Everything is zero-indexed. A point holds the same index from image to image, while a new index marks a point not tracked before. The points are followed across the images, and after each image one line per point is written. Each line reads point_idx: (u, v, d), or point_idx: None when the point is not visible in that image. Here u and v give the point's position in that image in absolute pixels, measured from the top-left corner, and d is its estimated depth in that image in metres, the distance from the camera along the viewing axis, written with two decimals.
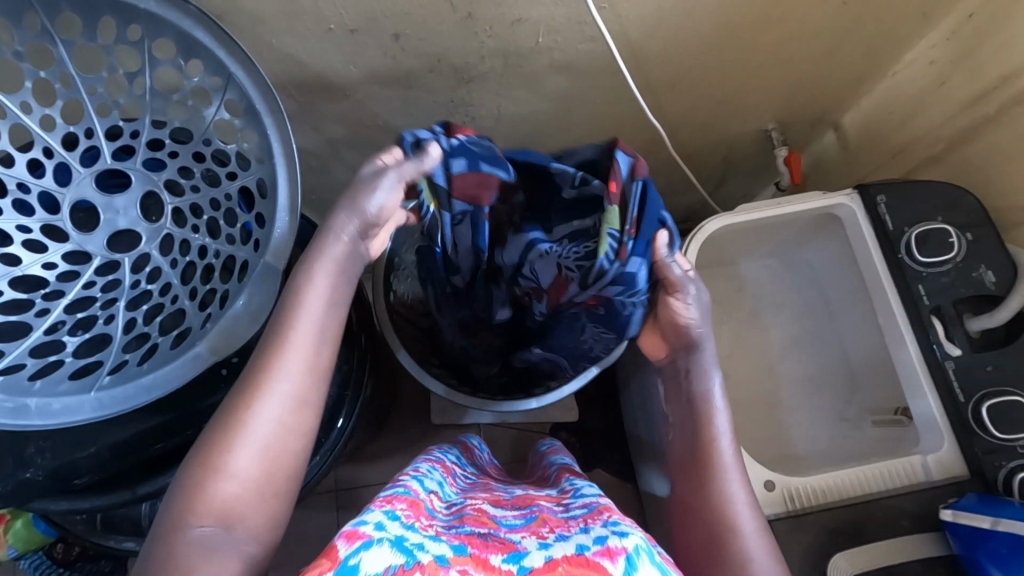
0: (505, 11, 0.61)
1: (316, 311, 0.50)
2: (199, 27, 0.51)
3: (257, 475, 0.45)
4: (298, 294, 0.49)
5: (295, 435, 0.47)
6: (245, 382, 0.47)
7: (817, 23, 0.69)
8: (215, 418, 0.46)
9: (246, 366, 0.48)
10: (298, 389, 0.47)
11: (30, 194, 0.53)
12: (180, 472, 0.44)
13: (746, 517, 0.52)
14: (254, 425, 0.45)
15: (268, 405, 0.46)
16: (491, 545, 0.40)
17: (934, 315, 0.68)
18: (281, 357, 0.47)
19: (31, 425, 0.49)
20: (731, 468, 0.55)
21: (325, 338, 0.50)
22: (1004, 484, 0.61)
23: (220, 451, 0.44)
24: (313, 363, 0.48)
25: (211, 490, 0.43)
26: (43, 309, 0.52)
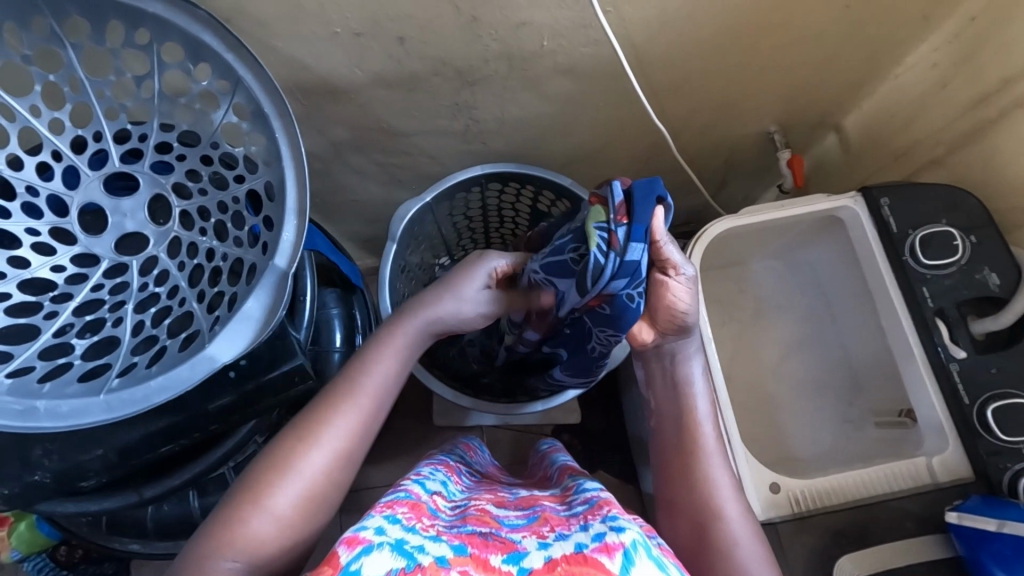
0: (510, 15, 0.61)
1: (379, 378, 0.53)
2: (207, 31, 0.51)
3: (293, 521, 0.46)
4: (368, 362, 0.54)
5: (334, 488, 0.48)
6: (300, 427, 0.49)
7: (818, 27, 0.69)
8: (264, 456, 0.48)
9: (303, 412, 0.50)
10: (349, 446, 0.49)
11: (37, 197, 0.53)
12: (219, 505, 0.45)
13: (734, 506, 0.53)
14: (303, 469, 0.47)
15: (318, 454, 0.48)
16: (491, 545, 0.40)
17: (938, 317, 0.68)
18: (340, 413, 0.50)
19: (39, 428, 0.48)
20: (713, 453, 0.57)
21: (384, 406, 0.53)
22: (1008, 487, 0.61)
23: (265, 489, 0.45)
24: (367, 426, 0.51)
25: (249, 526, 0.44)
26: (50, 312, 0.53)
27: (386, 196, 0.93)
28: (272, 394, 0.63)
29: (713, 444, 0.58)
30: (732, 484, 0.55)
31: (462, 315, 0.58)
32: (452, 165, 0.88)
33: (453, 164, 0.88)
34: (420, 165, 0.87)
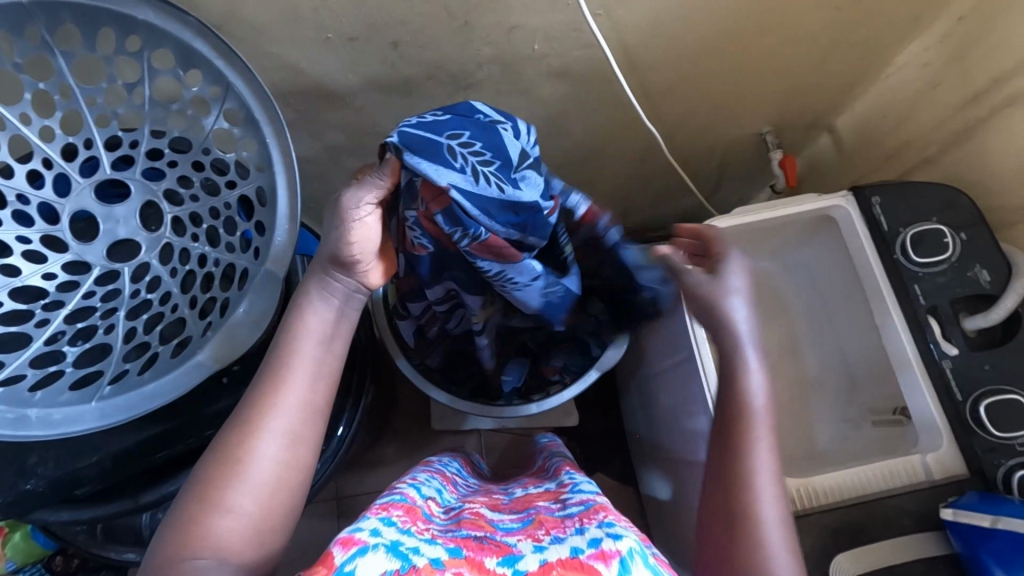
0: (502, 18, 0.61)
1: (314, 348, 0.50)
2: (198, 38, 0.51)
3: (255, 513, 0.44)
4: (297, 334, 0.50)
5: (293, 471, 0.47)
6: (240, 419, 0.47)
7: (809, 28, 0.70)
8: (210, 454, 0.46)
9: (239, 402, 0.48)
10: (297, 425, 0.48)
11: (29, 206, 0.53)
12: (173, 511, 0.44)
13: (768, 499, 0.49)
14: (252, 460, 0.45)
15: (266, 441, 0.46)
16: (486, 548, 0.40)
17: (930, 315, 0.69)
18: (279, 392, 0.48)
19: (31, 436, 0.48)
20: (762, 440, 0.51)
21: (323, 377, 0.50)
22: (1003, 483, 0.62)
23: (217, 488, 0.44)
24: (309, 400, 0.49)
25: (208, 527, 0.42)
26: (43, 320, 0.52)
27: None
28: None
29: (762, 418, 0.52)
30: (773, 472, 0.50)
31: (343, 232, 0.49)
32: None
33: None
34: None
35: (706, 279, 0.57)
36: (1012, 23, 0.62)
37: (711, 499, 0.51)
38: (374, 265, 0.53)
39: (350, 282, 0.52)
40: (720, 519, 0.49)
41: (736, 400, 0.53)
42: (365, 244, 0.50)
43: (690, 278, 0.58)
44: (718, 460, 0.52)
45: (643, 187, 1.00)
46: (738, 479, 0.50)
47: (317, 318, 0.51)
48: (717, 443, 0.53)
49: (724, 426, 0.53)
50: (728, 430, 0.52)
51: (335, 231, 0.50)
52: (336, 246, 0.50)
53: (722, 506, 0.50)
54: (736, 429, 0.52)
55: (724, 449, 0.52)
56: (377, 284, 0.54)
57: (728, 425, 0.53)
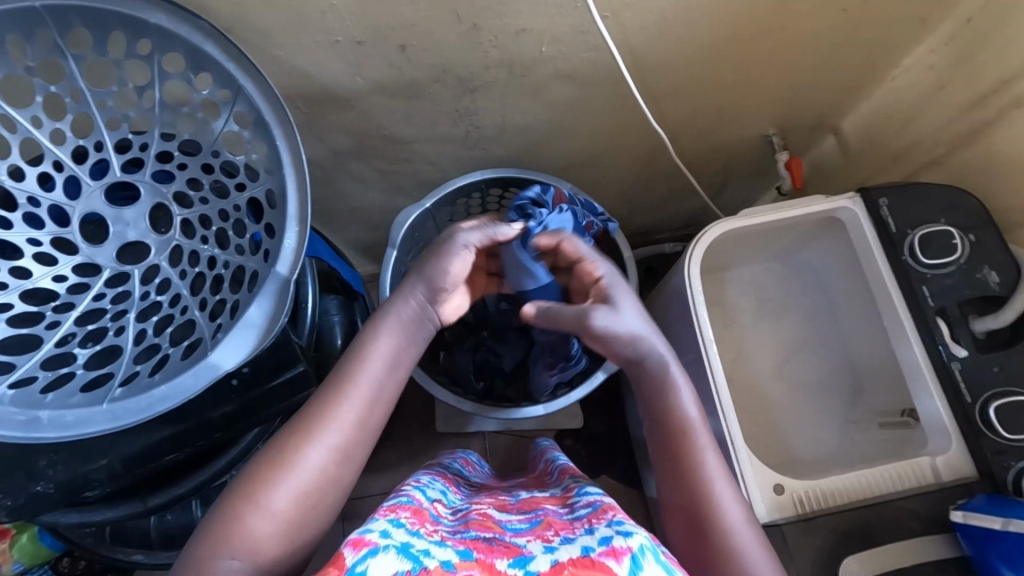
0: (510, 21, 0.61)
1: (379, 366, 0.53)
2: (209, 41, 0.51)
3: (290, 518, 0.46)
4: (363, 350, 0.53)
5: (334, 486, 0.48)
6: (296, 425, 0.49)
7: (817, 30, 0.70)
8: (260, 456, 0.48)
9: (301, 410, 0.51)
10: (346, 442, 0.49)
11: (39, 208, 0.53)
12: (215, 509, 0.46)
13: (734, 508, 0.52)
14: (302, 467, 0.47)
15: (316, 451, 0.48)
16: (496, 550, 0.40)
17: (939, 316, 0.68)
18: (340, 406, 0.50)
19: (42, 438, 0.48)
20: (709, 450, 0.55)
21: (379, 402, 0.52)
22: (1013, 486, 0.61)
23: (261, 488, 0.46)
24: (365, 420, 0.51)
25: (247, 526, 0.44)
26: (53, 321, 0.53)
27: (387, 203, 0.94)
28: (278, 401, 0.64)
29: (704, 433, 0.56)
30: (729, 477, 0.54)
31: (445, 268, 0.57)
32: (452, 172, 0.89)
33: (453, 170, 0.88)
34: (420, 172, 0.87)
35: (614, 316, 0.57)
36: (1018, 25, 0.62)
37: (672, 519, 0.53)
38: (450, 303, 0.59)
39: (433, 312, 0.58)
40: (690, 534, 0.52)
41: (672, 419, 0.56)
42: (458, 276, 0.58)
43: (601, 322, 0.57)
44: (675, 480, 0.54)
45: (647, 189, 1.01)
46: (702, 496, 0.52)
47: (388, 341, 0.55)
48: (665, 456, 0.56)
49: (672, 445, 0.56)
50: (678, 449, 0.55)
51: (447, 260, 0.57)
52: (447, 274, 0.57)
53: (688, 524, 0.52)
54: (686, 448, 0.55)
55: (678, 467, 0.54)
56: (447, 318, 0.60)
57: (673, 445, 0.55)
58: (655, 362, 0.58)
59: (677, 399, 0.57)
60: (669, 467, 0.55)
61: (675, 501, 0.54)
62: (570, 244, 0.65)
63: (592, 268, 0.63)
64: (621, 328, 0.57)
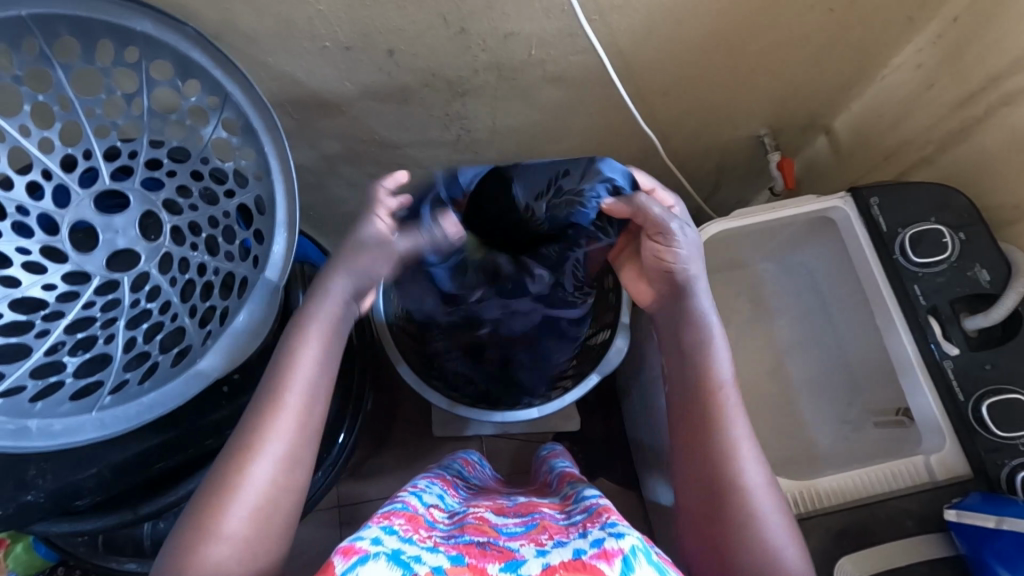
0: (498, 25, 0.61)
1: (310, 369, 0.52)
2: (196, 48, 0.52)
3: (247, 538, 0.45)
4: (292, 359, 0.52)
5: (286, 494, 0.48)
6: (236, 442, 0.48)
7: (805, 31, 0.70)
8: (203, 484, 0.47)
9: (238, 425, 0.50)
10: (290, 448, 0.49)
11: (28, 216, 0.53)
12: (172, 537, 0.45)
13: (756, 471, 0.52)
14: (248, 484, 0.46)
15: (260, 465, 0.47)
16: (489, 554, 0.40)
17: (931, 315, 0.69)
18: (276, 418, 0.49)
19: (32, 447, 0.48)
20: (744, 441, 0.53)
21: (315, 406, 0.51)
22: (1007, 484, 0.61)
23: (212, 514, 0.45)
24: (306, 423, 0.50)
25: (204, 555, 0.43)
26: (43, 330, 0.53)
27: None
28: None
29: (732, 389, 0.56)
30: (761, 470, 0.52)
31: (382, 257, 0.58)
32: None
33: None
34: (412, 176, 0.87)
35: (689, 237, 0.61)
36: (1006, 24, 0.62)
37: (700, 510, 0.52)
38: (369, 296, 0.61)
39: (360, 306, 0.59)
40: (712, 532, 0.51)
41: (705, 394, 0.55)
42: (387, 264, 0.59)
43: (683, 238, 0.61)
44: (699, 464, 0.53)
45: None
46: (734, 490, 0.51)
47: (316, 340, 0.53)
48: (691, 432, 0.55)
49: (696, 409, 0.55)
50: (702, 410, 0.55)
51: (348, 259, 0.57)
52: (369, 267, 0.57)
53: (716, 515, 0.51)
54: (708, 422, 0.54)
55: (701, 437, 0.54)
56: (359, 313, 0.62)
57: (701, 421, 0.54)
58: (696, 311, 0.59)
59: (713, 354, 0.57)
60: (693, 430, 0.55)
61: (698, 486, 0.53)
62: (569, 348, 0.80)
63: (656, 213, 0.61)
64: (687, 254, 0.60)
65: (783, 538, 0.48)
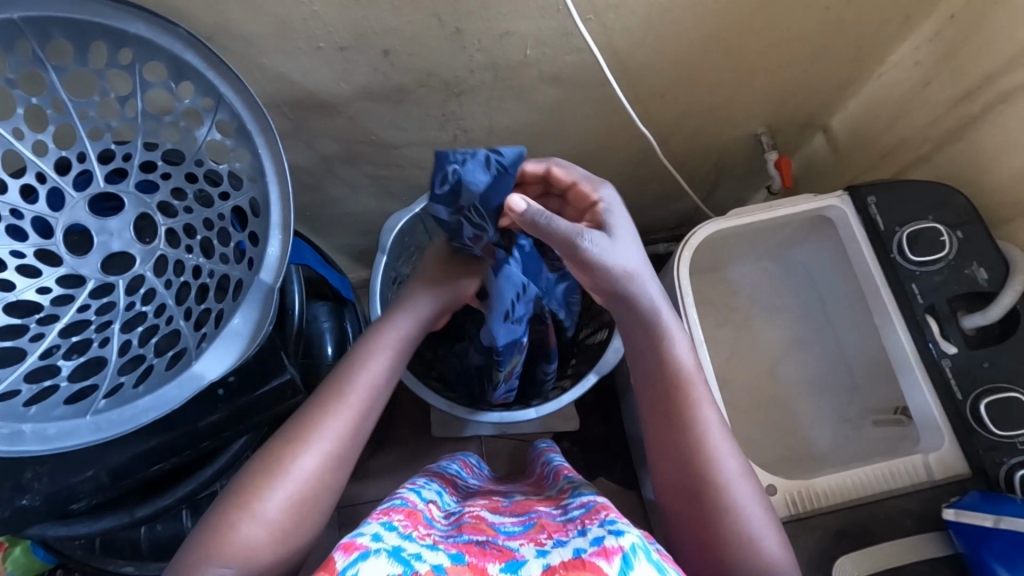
0: (493, 25, 0.61)
1: (371, 376, 0.54)
2: (189, 50, 0.52)
3: (281, 527, 0.46)
4: (356, 365, 0.54)
5: (326, 490, 0.49)
6: (291, 431, 0.50)
7: (802, 29, 0.70)
8: (251, 465, 0.49)
9: (294, 415, 0.51)
10: (339, 449, 0.50)
11: (22, 220, 0.53)
12: (209, 514, 0.46)
13: (730, 461, 0.51)
14: (293, 474, 0.48)
15: (307, 458, 0.48)
16: (489, 554, 0.40)
17: (928, 314, 0.68)
18: (329, 418, 0.50)
19: (27, 451, 0.48)
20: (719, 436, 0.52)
21: (371, 414, 0.53)
22: (1006, 482, 0.61)
23: (255, 496, 0.46)
24: (358, 426, 0.52)
25: (237, 534, 0.45)
26: (38, 334, 0.52)
27: (377, 209, 0.94)
28: (262, 408, 0.64)
29: (697, 375, 0.55)
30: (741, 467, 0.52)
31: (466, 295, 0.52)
32: None
33: None
34: (409, 176, 0.87)
35: (609, 244, 0.51)
36: (1002, 22, 0.62)
37: (678, 501, 0.52)
38: None
39: None
40: (694, 524, 0.50)
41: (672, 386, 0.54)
42: None
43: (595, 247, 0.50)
44: (675, 454, 0.53)
45: (639, 189, 1.00)
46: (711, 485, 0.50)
47: (380, 358, 0.55)
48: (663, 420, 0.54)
49: (662, 403, 0.54)
50: (668, 405, 0.54)
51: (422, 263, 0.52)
52: None
53: (693, 511, 0.50)
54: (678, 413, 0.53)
55: (672, 425, 0.53)
56: None
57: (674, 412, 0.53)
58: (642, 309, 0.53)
59: (670, 340, 0.54)
60: (664, 426, 0.54)
61: (670, 474, 0.53)
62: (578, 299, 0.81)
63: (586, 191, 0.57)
64: (615, 262, 0.51)
65: (764, 533, 0.48)
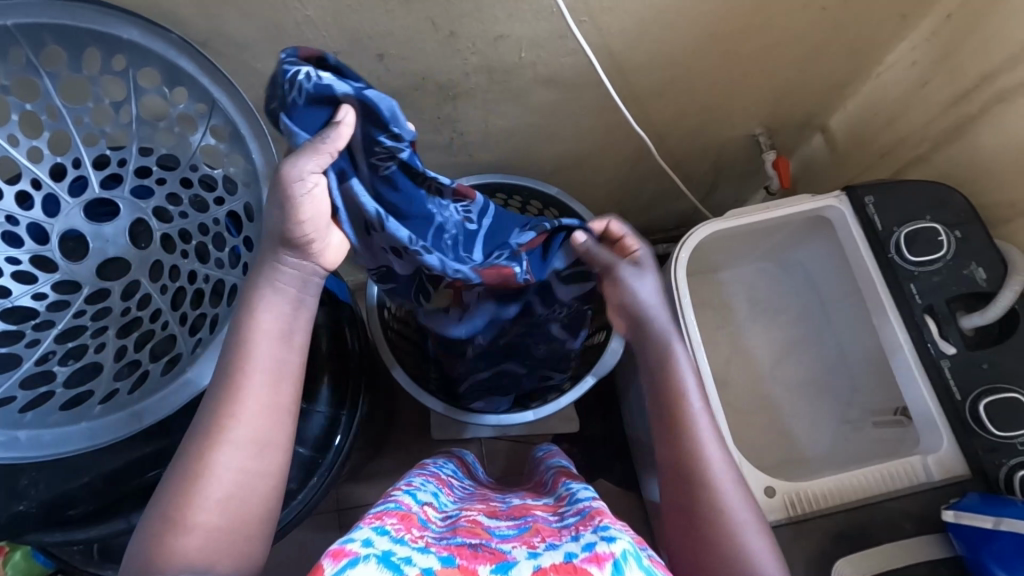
0: (488, 28, 0.61)
1: (269, 350, 0.50)
2: (183, 56, 0.52)
3: (220, 525, 0.45)
4: (245, 340, 0.49)
5: (259, 478, 0.48)
6: (200, 430, 0.47)
7: (798, 30, 0.69)
8: (170, 475, 0.47)
9: (200, 412, 0.48)
10: (258, 433, 0.48)
11: (18, 226, 0.53)
12: (139, 535, 0.45)
13: (721, 470, 0.54)
14: (213, 475, 0.46)
15: (225, 453, 0.47)
16: (481, 556, 0.40)
17: (927, 314, 0.68)
18: (235, 407, 0.48)
19: (23, 456, 0.50)
20: (716, 461, 0.55)
21: (281, 387, 0.50)
22: (1006, 482, 0.61)
23: (182, 507, 0.45)
24: (270, 403, 0.49)
25: (174, 546, 0.43)
26: (33, 340, 0.52)
27: None
28: None
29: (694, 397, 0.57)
30: (739, 489, 0.54)
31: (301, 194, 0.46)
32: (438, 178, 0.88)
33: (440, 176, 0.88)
34: None
35: (638, 274, 0.61)
36: (999, 21, 0.62)
37: (673, 522, 0.55)
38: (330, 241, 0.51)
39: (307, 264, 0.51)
40: (687, 545, 0.53)
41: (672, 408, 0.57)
42: (316, 215, 0.48)
43: (630, 275, 0.60)
44: (674, 482, 0.55)
45: (637, 191, 1.00)
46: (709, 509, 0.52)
47: (270, 318, 0.50)
48: (668, 446, 0.56)
49: (665, 415, 0.57)
50: (669, 420, 0.57)
51: (284, 210, 0.47)
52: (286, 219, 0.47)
53: (687, 528, 0.53)
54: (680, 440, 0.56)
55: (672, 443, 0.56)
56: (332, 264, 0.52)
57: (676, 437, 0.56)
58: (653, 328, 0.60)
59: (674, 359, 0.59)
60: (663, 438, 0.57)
61: (670, 498, 0.55)
62: (616, 223, 0.62)
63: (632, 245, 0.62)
64: (639, 287, 0.60)
65: (751, 533, 0.51)
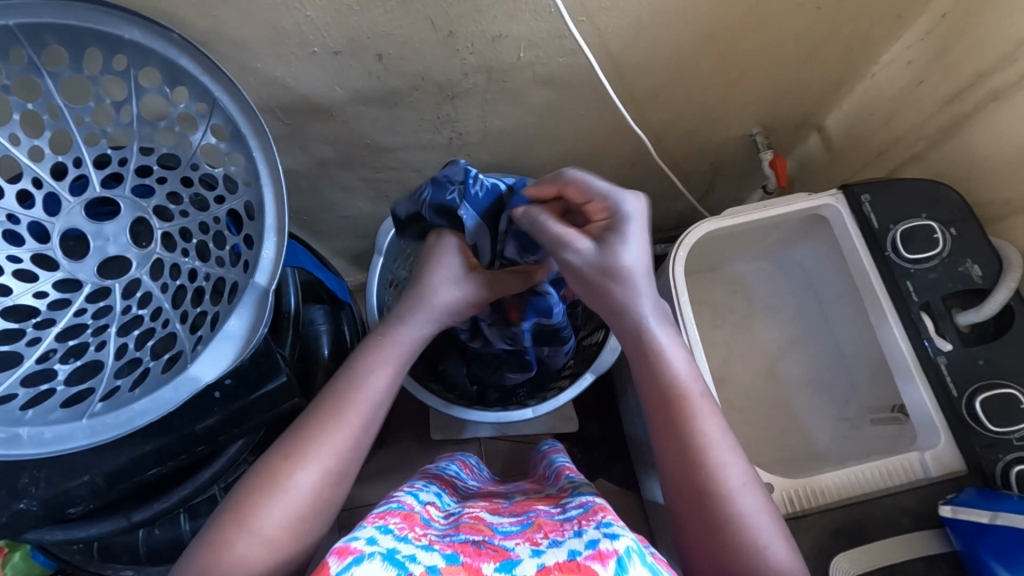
0: (486, 28, 0.61)
1: (374, 392, 0.53)
2: (183, 55, 0.52)
3: (279, 541, 0.46)
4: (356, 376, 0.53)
5: (326, 505, 0.49)
6: (289, 446, 0.50)
7: (793, 31, 0.70)
8: (249, 479, 0.48)
9: (295, 430, 0.51)
10: (341, 464, 0.50)
11: (19, 225, 0.53)
12: (205, 530, 0.46)
13: (737, 472, 0.50)
14: (291, 489, 0.47)
15: (306, 473, 0.48)
16: (484, 553, 0.40)
17: (923, 311, 0.68)
18: (331, 433, 0.50)
19: (23, 454, 0.48)
20: (732, 466, 0.51)
21: (371, 427, 0.53)
22: (1001, 477, 0.61)
23: (253, 511, 0.46)
24: (358, 439, 0.51)
25: (236, 548, 0.44)
26: (34, 338, 0.53)
27: (374, 211, 0.94)
28: (260, 412, 0.62)
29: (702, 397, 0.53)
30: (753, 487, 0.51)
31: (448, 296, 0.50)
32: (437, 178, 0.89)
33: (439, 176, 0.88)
34: (405, 178, 0.87)
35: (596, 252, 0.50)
36: (992, 21, 0.63)
37: (685, 523, 0.51)
38: None
39: None
40: (705, 547, 0.49)
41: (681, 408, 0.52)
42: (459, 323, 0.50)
43: (576, 261, 0.51)
44: (676, 484, 0.52)
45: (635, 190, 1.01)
46: (722, 514, 0.49)
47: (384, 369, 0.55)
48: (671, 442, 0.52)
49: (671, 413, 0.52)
50: (678, 416, 0.52)
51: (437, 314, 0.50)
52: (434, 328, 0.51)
53: (699, 526, 0.50)
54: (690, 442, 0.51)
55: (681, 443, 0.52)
56: None
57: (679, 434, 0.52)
58: (629, 320, 0.51)
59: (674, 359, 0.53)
60: (666, 433, 0.52)
61: (679, 499, 0.52)
62: (581, 180, 0.54)
63: (599, 207, 0.52)
64: (589, 273, 0.50)
65: (771, 539, 0.48)
